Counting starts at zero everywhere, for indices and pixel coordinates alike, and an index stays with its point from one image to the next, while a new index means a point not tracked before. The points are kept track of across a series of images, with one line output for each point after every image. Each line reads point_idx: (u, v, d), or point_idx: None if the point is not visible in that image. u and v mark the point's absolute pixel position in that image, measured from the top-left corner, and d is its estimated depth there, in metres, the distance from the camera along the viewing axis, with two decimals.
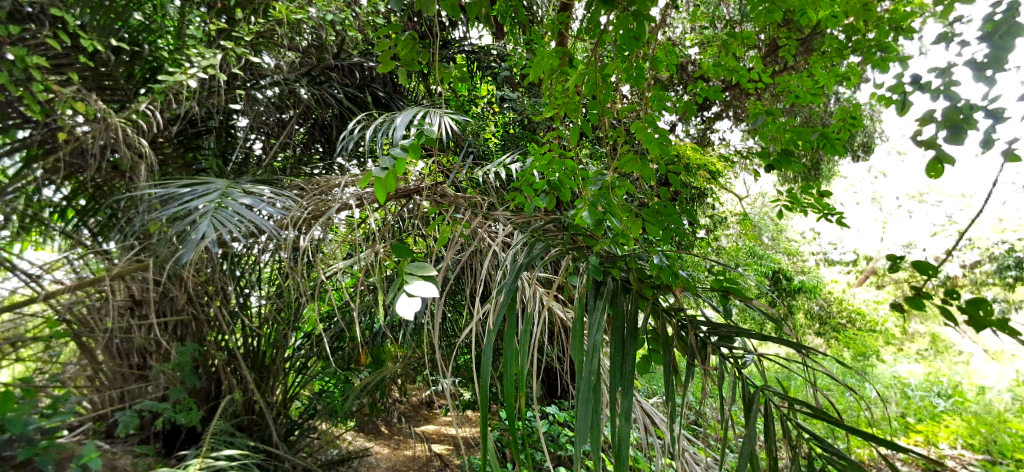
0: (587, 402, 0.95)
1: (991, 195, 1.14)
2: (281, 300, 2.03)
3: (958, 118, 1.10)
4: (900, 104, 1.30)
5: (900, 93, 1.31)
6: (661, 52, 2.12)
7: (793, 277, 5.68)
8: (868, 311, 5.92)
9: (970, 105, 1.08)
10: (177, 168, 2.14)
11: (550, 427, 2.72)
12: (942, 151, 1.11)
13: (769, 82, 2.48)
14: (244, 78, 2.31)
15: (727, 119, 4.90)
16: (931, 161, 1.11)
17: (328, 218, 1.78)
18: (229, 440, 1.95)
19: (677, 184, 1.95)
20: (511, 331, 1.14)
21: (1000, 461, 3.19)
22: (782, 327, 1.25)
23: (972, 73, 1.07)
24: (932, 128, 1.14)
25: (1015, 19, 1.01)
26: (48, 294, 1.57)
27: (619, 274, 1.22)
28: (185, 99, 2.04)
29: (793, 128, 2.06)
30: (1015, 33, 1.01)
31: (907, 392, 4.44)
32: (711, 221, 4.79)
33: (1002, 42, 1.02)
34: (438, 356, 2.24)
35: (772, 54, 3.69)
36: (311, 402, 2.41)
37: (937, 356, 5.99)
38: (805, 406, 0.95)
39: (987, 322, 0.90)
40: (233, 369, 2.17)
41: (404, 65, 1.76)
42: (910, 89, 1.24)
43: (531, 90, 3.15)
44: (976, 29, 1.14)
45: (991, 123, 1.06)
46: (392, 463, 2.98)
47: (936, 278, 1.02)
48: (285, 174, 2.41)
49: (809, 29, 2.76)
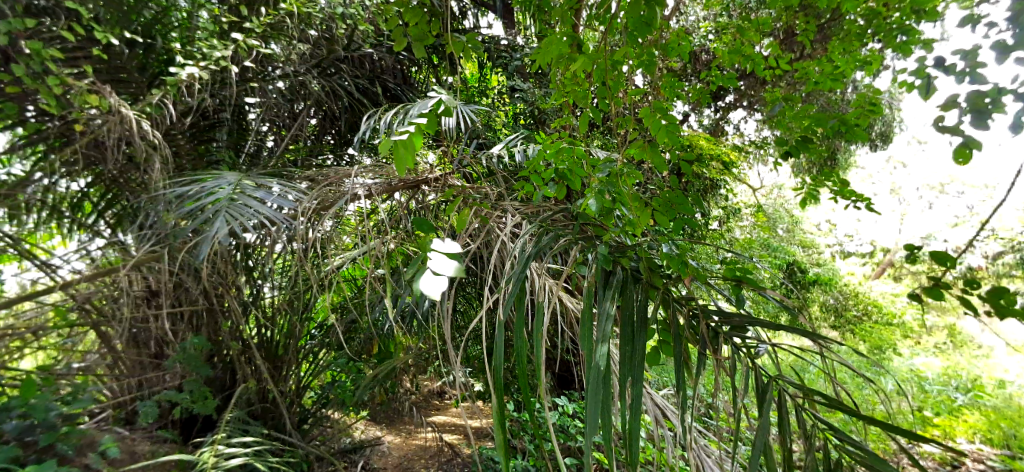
0: (596, 393, 0.95)
1: (1018, 181, 1.11)
2: (294, 290, 2.05)
3: (986, 100, 1.07)
4: (924, 89, 1.26)
5: (922, 77, 1.27)
6: (674, 39, 2.08)
7: (808, 269, 5.62)
8: (885, 304, 5.83)
9: (998, 88, 1.05)
10: (191, 160, 2.17)
11: (561, 418, 2.73)
12: (968, 136, 1.08)
13: (787, 70, 2.42)
14: (256, 70, 2.33)
15: (741, 109, 4.82)
16: (957, 146, 1.08)
17: (339, 210, 1.79)
18: (243, 428, 1.98)
19: (688, 174, 1.93)
20: (519, 321, 1.15)
21: (1019, 455, 3.14)
22: (797, 317, 1.22)
23: (997, 55, 1.04)
24: (955, 113, 1.11)
25: None
26: (66, 284, 1.61)
27: (629, 264, 1.21)
28: (198, 92, 2.06)
29: (812, 115, 2.02)
30: None
31: (924, 385, 4.38)
32: (723, 213, 4.77)
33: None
34: (449, 346, 2.26)
35: (788, 41, 3.63)
36: (323, 392, 2.43)
37: (956, 350, 5.84)
38: (821, 396, 0.93)
39: (1010, 312, 0.88)
40: (248, 359, 2.20)
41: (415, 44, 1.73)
42: (934, 73, 1.21)
43: (542, 81, 3.13)
44: (1004, 9, 1.10)
45: (1019, 106, 1.03)
46: (404, 452, 3.02)
47: (957, 269, 1.00)
48: (297, 166, 2.42)
49: (827, 14, 2.70)
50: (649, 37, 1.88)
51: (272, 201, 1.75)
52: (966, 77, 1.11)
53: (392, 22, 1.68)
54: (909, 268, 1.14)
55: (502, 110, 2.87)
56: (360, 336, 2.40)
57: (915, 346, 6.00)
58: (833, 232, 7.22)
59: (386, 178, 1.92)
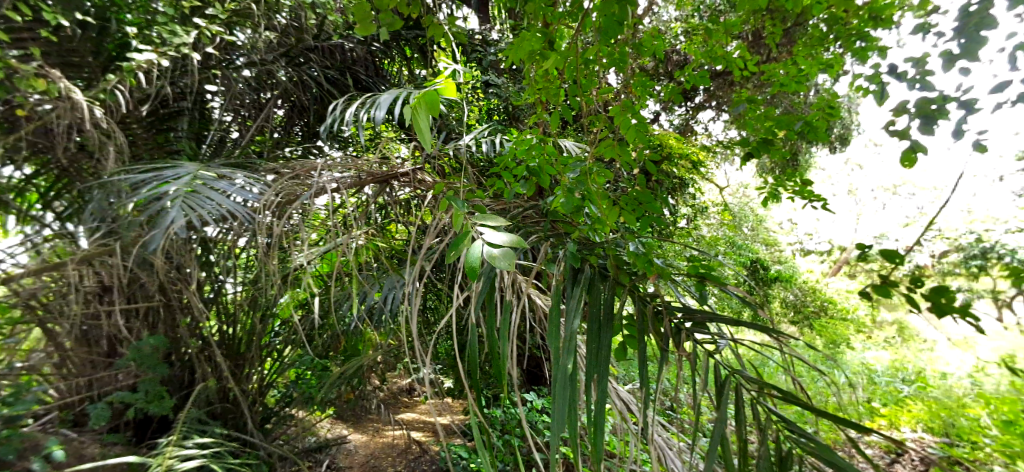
0: (563, 390, 0.96)
1: (960, 185, 1.17)
2: (258, 287, 2.00)
3: (932, 107, 1.12)
4: (878, 94, 1.31)
5: (877, 83, 1.32)
6: (645, 40, 2.11)
7: (770, 266, 5.80)
8: (840, 300, 6.08)
9: (944, 96, 1.10)
10: (148, 149, 2.08)
11: (530, 413, 2.75)
12: (916, 141, 1.13)
13: (754, 72, 2.48)
14: (219, 58, 2.25)
15: (710, 109, 4.92)
16: (905, 151, 1.14)
17: (305, 203, 1.75)
18: (202, 428, 1.93)
19: (656, 172, 1.96)
20: (489, 318, 1.15)
21: (957, 443, 3.30)
22: (757, 313, 1.26)
23: (945, 63, 1.09)
24: (906, 119, 1.16)
25: (987, 11, 1.02)
26: (8, 277, 1.56)
27: (597, 261, 1.22)
28: (156, 78, 1.98)
29: (775, 117, 2.09)
30: (986, 25, 1.03)
31: (874, 378, 4.59)
32: (691, 211, 4.88)
33: (975, 34, 1.03)
34: (418, 342, 2.24)
35: (756, 44, 3.73)
36: (287, 390, 2.39)
37: (903, 343, 5.91)
38: (776, 390, 0.97)
39: (950, 309, 0.93)
40: (208, 356, 2.13)
41: (387, 30, 1.68)
42: (888, 79, 1.26)
43: (516, 76, 3.12)
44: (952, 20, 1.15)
45: (963, 113, 1.09)
46: (371, 450, 2.99)
47: (904, 268, 1.05)
48: (263, 157, 2.35)
49: (792, 19, 2.79)
50: (622, 36, 1.90)
51: (233, 193, 1.68)
52: (917, 84, 1.16)
53: (362, 5, 1.62)
54: (861, 266, 1.19)
55: (475, 104, 2.86)
56: (327, 333, 2.36)
57: (867, 340, 6.29)
58: (794, 231, 7.48)
59: (355, 171, 1.88)
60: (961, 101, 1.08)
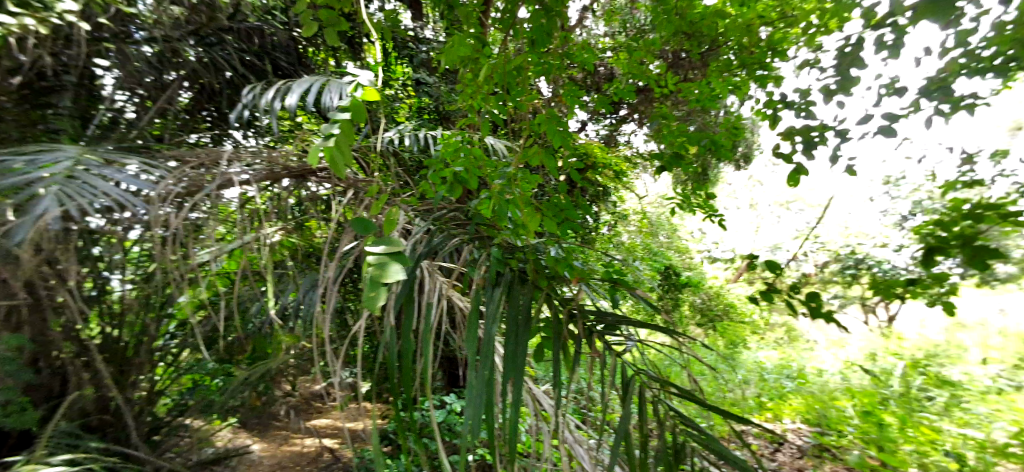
0: (479, 393, 0.96)
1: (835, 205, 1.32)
2: (150, 285, 1.82)
3: (814, 134, 1.28)
4: (773, 119, 1.45)
5: (772, 109, 1.46)
6: (574, 50, 2.18)
7: (681, 272, 6.19)
8: (740, 304, 6.62)
9: (824, 125, 1.24)
10: (17, 126, 1.82)
11: (447, 416, 2.73)
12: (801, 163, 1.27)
13: (672, 90, 2.65)
14: (113, 30, 2.02)
15: (633, 122, 5.11)
16: (791, 172, 1.27)
17: (209, 196, 1.61)
18: (72, 443, 1.72)
19: (579, 180, 2.03)
20: (406, 320, 1.12)
21: (827, 432, 3.64)
22: (663, 316, 1.35)
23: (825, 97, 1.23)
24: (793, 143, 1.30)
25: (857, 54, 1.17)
26: None
27: (517, 265, 1.24)
28: (31, 47, 1.73)
29: (687, 134, 2.25)
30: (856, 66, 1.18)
31: (764, 375, 5.03)
32: (612, 218, 5.09)
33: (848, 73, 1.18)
34: (332, 345, 2.15)
35: (676, 64, 3.97)
36: (181, 399, 2.22)
37: (790, 344, 6.82)
38: (676, 388, 1.03)
39: (821, 314, 1.05)
40: (86, 362, 1.90)
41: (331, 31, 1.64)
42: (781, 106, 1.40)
43: (447, 76, 3.10)
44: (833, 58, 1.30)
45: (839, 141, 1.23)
46: (276, 459, 2.83)
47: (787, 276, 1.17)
48: (163, 143, 2.15)
49: (708, 43, 3.01)
50: (552, 45, 1.95)
51: (122, 181, 1.51)
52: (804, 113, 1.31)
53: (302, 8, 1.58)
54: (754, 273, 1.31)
55: (404, 101, 2.80)
56: (231, 335, 2.20)
57: (761, 341, 6.89)
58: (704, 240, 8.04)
59: (269, 164, 1.76)
60: (836, 130, 1.24)
